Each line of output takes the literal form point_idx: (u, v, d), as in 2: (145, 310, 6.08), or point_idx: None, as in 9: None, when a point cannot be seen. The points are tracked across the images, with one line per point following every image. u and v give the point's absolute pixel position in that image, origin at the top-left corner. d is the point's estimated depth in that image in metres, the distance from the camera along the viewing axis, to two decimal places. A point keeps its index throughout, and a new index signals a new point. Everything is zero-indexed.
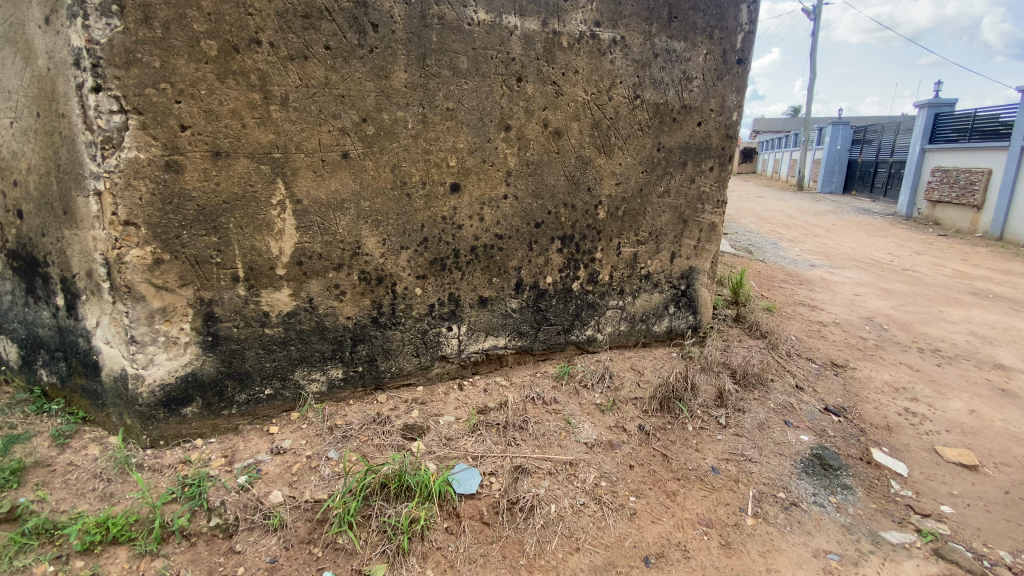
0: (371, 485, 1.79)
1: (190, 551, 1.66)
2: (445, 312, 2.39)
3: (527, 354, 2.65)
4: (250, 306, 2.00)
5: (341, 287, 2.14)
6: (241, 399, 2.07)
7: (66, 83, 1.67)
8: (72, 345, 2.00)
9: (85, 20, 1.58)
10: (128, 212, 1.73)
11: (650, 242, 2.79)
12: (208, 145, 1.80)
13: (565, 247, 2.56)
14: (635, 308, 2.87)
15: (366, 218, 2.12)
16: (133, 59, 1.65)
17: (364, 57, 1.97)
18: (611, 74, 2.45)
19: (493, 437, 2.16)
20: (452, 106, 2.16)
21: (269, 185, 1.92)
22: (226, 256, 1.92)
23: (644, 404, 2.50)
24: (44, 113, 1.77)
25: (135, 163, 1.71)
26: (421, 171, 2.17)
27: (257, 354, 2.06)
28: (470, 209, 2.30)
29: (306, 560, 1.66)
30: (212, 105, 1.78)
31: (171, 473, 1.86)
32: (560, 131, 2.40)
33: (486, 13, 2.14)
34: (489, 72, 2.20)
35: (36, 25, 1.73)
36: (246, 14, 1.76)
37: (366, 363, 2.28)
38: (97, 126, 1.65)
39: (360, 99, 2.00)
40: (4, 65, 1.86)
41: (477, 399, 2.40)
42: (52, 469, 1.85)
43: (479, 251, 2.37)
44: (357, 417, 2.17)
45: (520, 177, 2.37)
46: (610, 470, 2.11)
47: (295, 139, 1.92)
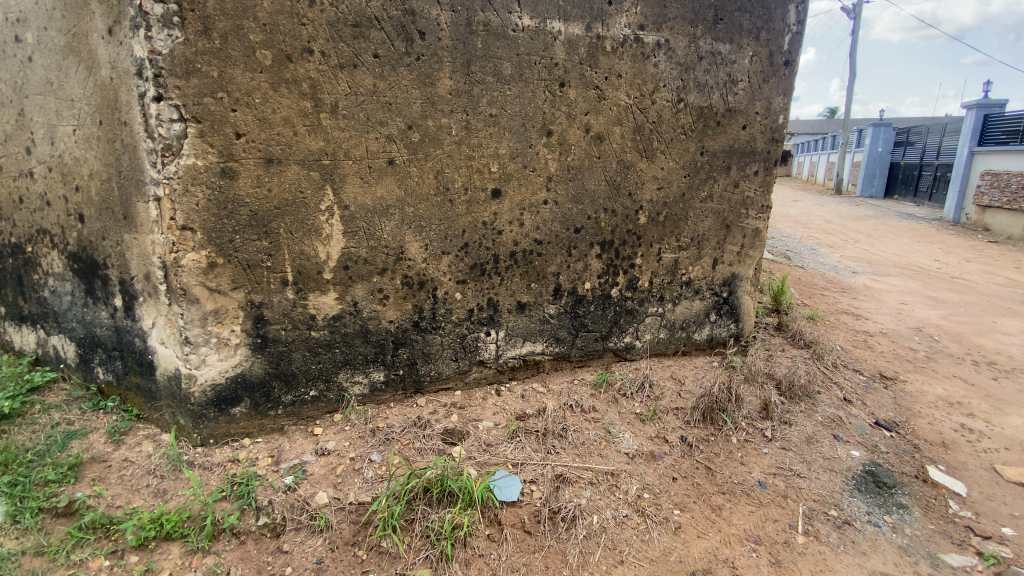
0: (414, 489, 1.79)
1: (240, 549, 1.71)
2: (484, 318, 2.38)
3: (565, 360, 2.62)
4: (297, 309, 2.04)
5: (384, 291, 2.16)
6: (287, 400, 2.11)
7: (129, 92, 1.74)
8: (128, 345, 2.07)
9: (148, 31, 1.64)
10: (185, 217, 1.79)
11: (692, 248, 2.73)
12: (261, 152, 1.85)
13: (604, 253, 2.53)
14: (675, 315, 2.81)
15: (409, 224, 2.13)
16: (192, 69, 1.71)
17: (411, 64, 1.99)
18: (654, 77, 2.42)
19: (533, 444, 2.14)
20: (495, 112, 2.17)
21: (318, 192, 1.96)
22: (276, 261, 1.96)
23: (686, 415, 2.44)
24: (107, 122, 1.84)
25: (193, 169, 1.76)
26: (463, 177, 2.17)
27: (304, 356, 2.10)
28: (511, 214, 2.30)
29: (351, 563, 1.68)
30: (265, 113, 1.82)
31: (221, 471, 1.91)
32: (602, 135, 2.38)
33: (531, 18, 2.14)
34: (533, 77, 2.20)
35: (99, 36, 1.79)
36: (299, 24, 1.81)
37: (407, 367, 2.30)
38: (158, 134, 1.71)
39: (406, 106, 2.02)
40: (66, 75, 1.91)
41: (515, 405, 2.38)
42: (108, 465, 1.92)
43: (519, 257, 2.36)
44: (398, 421, 2.19)
45: (561, 182, 2.36)
46: (652, 482, 2.06)
47: (343, 146, 1.96)
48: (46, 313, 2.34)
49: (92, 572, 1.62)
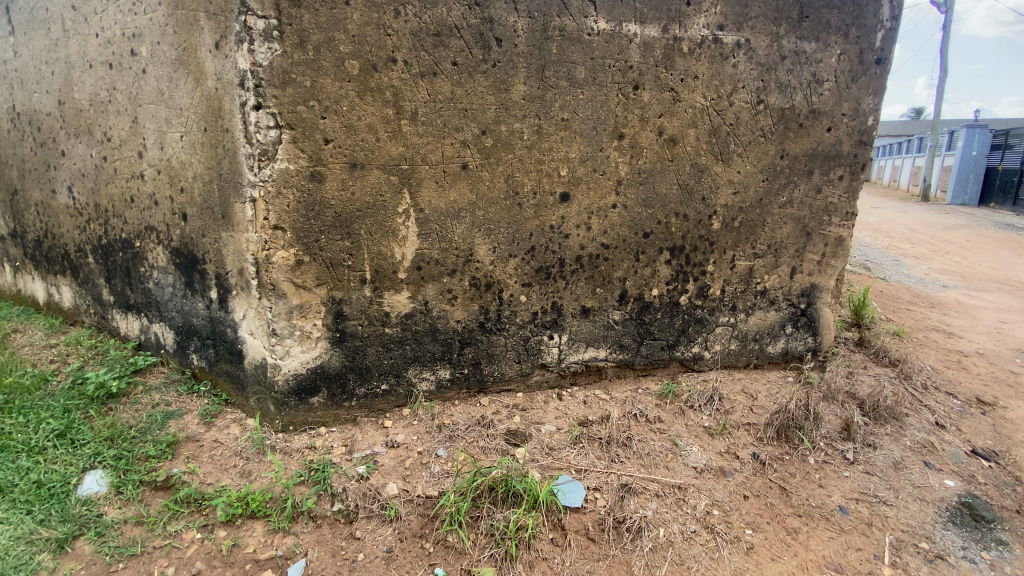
0: (479, 487, 1.83)
1: (316, 531, 1.80)
2: (548, 321, 2.39)
3: (629, 368, 2.58)
4: (373, 306, 2.13)
5: (453, 292, 2.22)
6: (360, 392, 2.20)
7: (231, 102, 1.88)
8: (221, 334, 2.24)
9: (251, 45, 1.77)
10: (277, 217, 1.91)
11: (768, 256, 2.61)
12: (346, 157, 1.95)
13: (673, 259, 2.47)
14: (747, 326, 2.70)
15: (479, 227, 2.18)
16: (288, 79, 1.83)
17: (487, 71, 2.04)
18: (732, 79, 2.34)
19: (596, 451, 2.11)
20: (568, 116, 2.17)
21: (396, 195, 2.04)
22: (356, 260, 2.06)
23: (758, 431, 2.33)
24: (210, 128, 2.00)
25: (285, 173, 1.88)
26: (533, 181, 2.19)
27: (377, 351, 2.19)
28: (578, 218, 2.29)
29: (419, 554, 1.74)
30: (351, 120, 1.92)
31: (299, 456, 2.02)
32: (675, 138, 2.33)
33: (607, 21, 2.13)
34: (606, 80, 2.19)
35: (206, 50, 1.94)
36: (385, 35, 1.90)
37: (472, 366, 2.34)
38: (256, 140, 1.84)
39: (481, 112, 2.07)
40: (176, 85, 2.09)
41: (578, 410, 2.36)
42: (200, 444, 2.08)
43: (585, 261, 2.35)
44: (462, 418, 2.23)
45: (631, 185, 2.32)
46: (722, 498, 1.99)
47: (421, 152, 2.03)
48: (149, 303, 2.57)
49: (186, 542, 1.76)
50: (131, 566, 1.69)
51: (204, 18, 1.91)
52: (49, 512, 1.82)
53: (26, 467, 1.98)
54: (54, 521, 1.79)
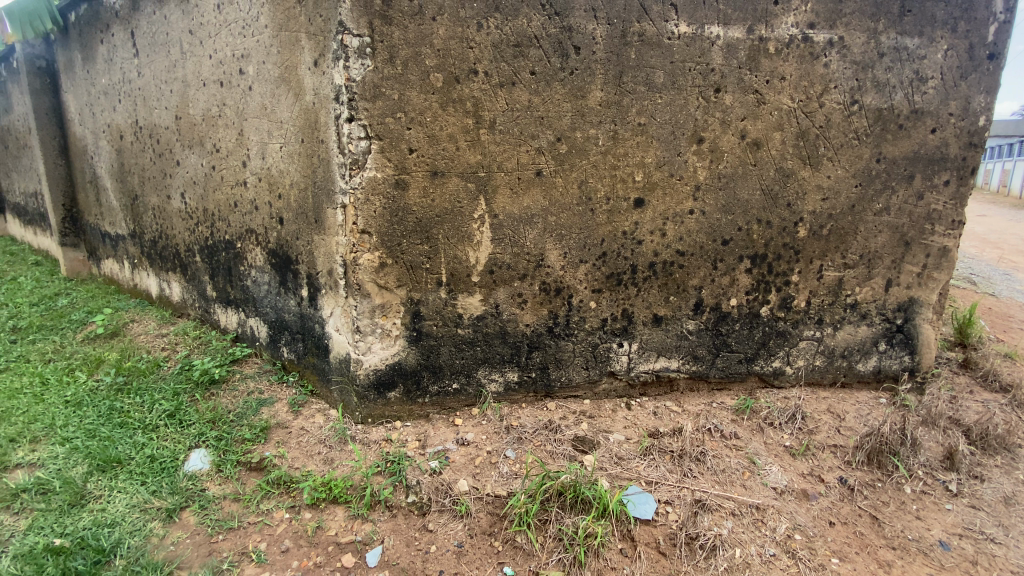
0: (548, 490, 1.84)
1: (392, 521, 1.89)
2: (618, 328, 2.36)
3: (702, 380, 2.50)
4: (448, 308, 2.21)
5: (524, 296, 2.25)
6: (433, 389, 2.28)
7: (327, 115, 2.02)
8: (310, 329, 2.41)
9: (347, 62, 1.91)
10: (364, 222, 2.04)
11: (859, 266, 2.45)
12: (428, 166, 2.04)
13: (754, 268, 2.38)
14: (835, 341, 2.54)
15: (551, 232, 2.20)
16: (378, 93, 1.95)
17: (564, 79, 2.07)
18: (823, 79, 2.23)
19: (667, 464, 2.06)
20: (644, 121, 2.15)
21: (473, 201, 2.11)
22: (434, 263, 2.15)
23: (846, 454, 2.18)
24: (307, 139, 2.16)
25: (373, 181, 2.00)
26: (607, 187, 2.19)
27: (450, 351, 2.26)
28: (653, 224, 2.25)
29: (488, 551, 1.78)
30: (434, 130, 2.02)
31: (377, 448, 2.13)
32: (759, 142, 2.24)
33: (688, 25, 2.10)
34: (686, 84, 2.15)
35: (306, 68, 2.11)
36: (468, 48, 1.98)
37: (540, 370, 2.36)
38: (349, 150, 1.98)
39: (557, 119, 2.10)
40: (278, 101, 2.28)
41: (648, 421, 2.31)
42: (288, 431, 2.25)
43: (659, 268, 2.31)
44: (530, 421, 2.25)
45: (710, 191, 2.26)
46: (805, 523, 1.89)
47: (498, 160, 2.09)
48: (247, 299, 2.81)
49: (276, 520, 1.91)
50: (229, 538, 1.85)
51: (305, 38, 2.08)
52: (160, 484, 2.04)
53: (142, 443, 2.23)
54: (165, 492, 2.00)
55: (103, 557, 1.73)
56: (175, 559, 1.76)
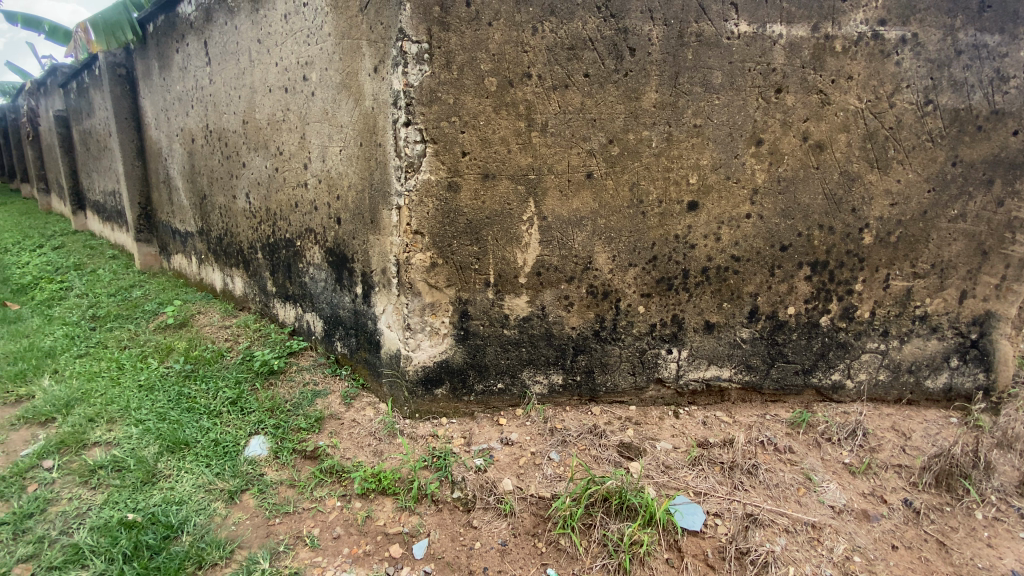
0: (594, 495, 1.83)
1: (438, 515, 1.94)
2: (667, 334, 2.32)
3: (755, 391, 2.42)
4: (496, 309, 2.24)
5: (570, 298, 2.25)
6: (479, 388, 2.32)
7: (385, 119, 2.10)
8: (363, 325, 2.50)
9: (405, 68, 1.97)
10: (418, 223, 2.10)
11: (931, 276, 2.31)
12: (480, 169, 2.08)
13: (814, 275, 2.28)
14: (900, 355, 2.40)
15: (600, 235, 2.19)
16: (434, 97, 2.00)
17: (618, 80, 2.06)
18: (894, 78, 2.12)
19: (717, 475, 2.01)
20: (700, 122, 2.11)
21: (522, 204, 2.13)
22: (483, 264, 2.18)
23: (911, 475, 2.06)
24: (366, 143, 2.25)
25: (427, 183, 2.06)
26: (659, 190, 2.16)
27: (496, 351, 2.29)
28: (706, 228, 2.21)
29: (532, 552, 1.79)
30: (487, 133, 2.05)
31: (424, 443, 2.19)
32: (822, 144, 2.16)
33: (749, 24, 2.05)
34: (745, 85, 2.10)
35: (366, 74, 2.19)
36: (523, 52, 2.00)
37: (585, 374, 2.35)
38: (405, 153, 2.04)
39: (610, 121, 2.09)
40: (339, 106, 2.38)
41: (696, 429, 2.26)
42: (341, 422, 2.34)
43: (711, 273, 2.26)
44: (574, 424, 2.25)
45: (768, 195, 2.20)
46: (865, 545, 1.79)
47: (549, 162, 2.10)
48: (304, 294, 2.95)
49: (329, 508, 1.99)
50: (286, 522, 1.94)
51: (366, 45, 2.16)
52: (223, 467, 2.17)
53: (207, 427, 2.38)
54: (227, 475, 2.13)
55: (172, 533, 1.85)
56: (237, 538, 1.86)
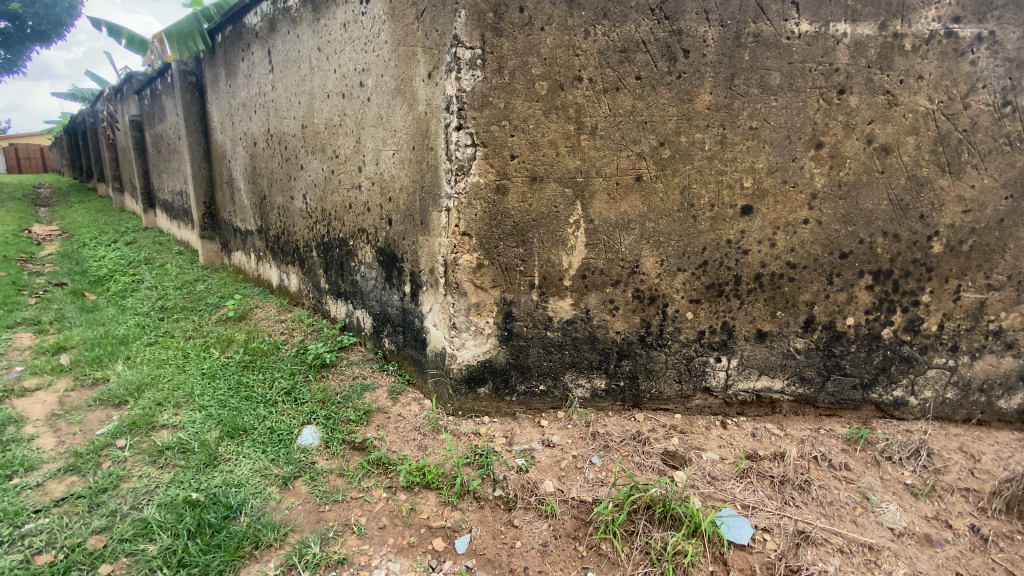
0: (636, 501, 1.82)
1: (479, 512, 1.97)
2: (717, 342, 2.27)
3: (809, 404, 2.33)
4: (539, 311, 2.25)
5: (615, 302, 2.24)
6: (521, 389, 2.34)
7: (437, 123, 2.15)
8: (410, 323, 2.57)
9: (459, 74, 2.02)
10: (466, 225, 2.14)
11: (1007, 288, 2.18)
12: (528, 171, 2.10)
13: (876, 285, 2.19)
14: (971, 372, 2.27)
15: (648, 239, 2.17)
16: (486, 102, 2.04)
17: (671, 83, 2.04)
18: (969, 77, 2.02)
19: (766, 489, 1.95)
20: (756, 125, 2.07)
21: (569, 207, 2.14)
22: (528, 266, 2.20)
23: (981, 500, 1.93)
24: (418, 147, 2.31)
25: (477, 186, 2.10)
26: (711, 194, 2.12)
27: (539, 353, 2.30)
28: (761, 233, 2.15)
29: (572, 555, 1.79)
30: (536, 137, 2.07)
31: (466, 440, 2.23)
32: (888, 147, 2.08)
33: (811, 23, 1.99)
34: (806, 86, 2.04)
35: (420, 80, 2.26)
36: (574, 55, 2.01)
37: (629, 380, 2.32)
38: (455, 157, 2.09)
39: (661, 124, 2.07)
40: (393, 111, 2.47)
41: (744, 441, 2.19)
42: (387, 416, 2.42)
43: (765, 280, 2.20)
44: (617, 430, 2.23)
45: (828, 200, 2.12)
46: (927, 571, 1.69)
47: (597, 165, 2.10)
48: (355, 292, 3.06)
49: (375, 498, 2.06)
50: (334, 509, 2.02)
51: (421, 52, 2.23)
52: (278, 453, 2.28)
53: (263, 415, 2.52)
54: (282, 461, 2.24)
55: (231, 513, 1.96)
56: (289, 522, 1.95)
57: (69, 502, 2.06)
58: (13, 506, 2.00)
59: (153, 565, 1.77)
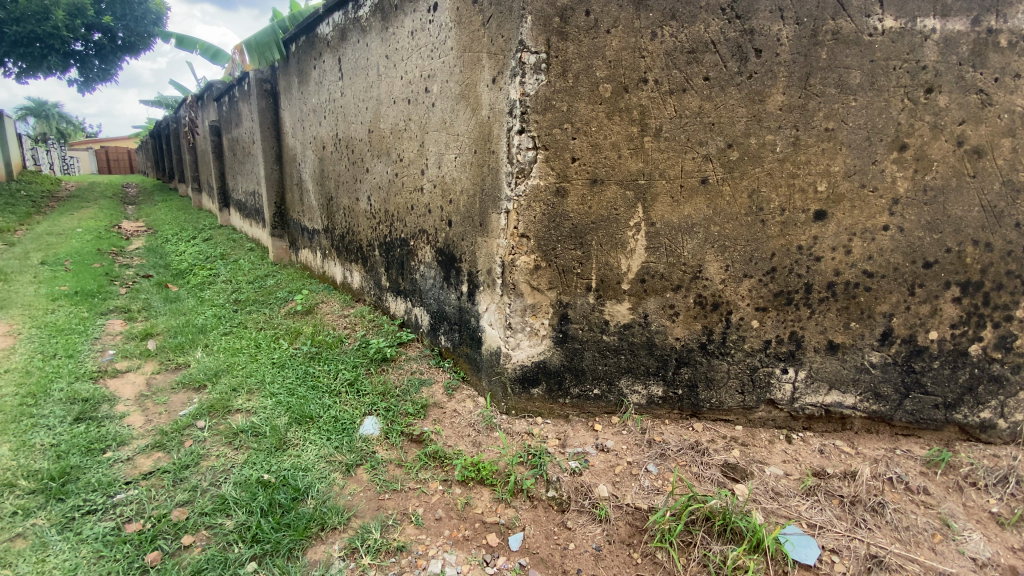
0: (695, 512, 1.78)
1: (532, 511, 1.98)
2: (783, 352, 2.18)
3: (883, 422, 2.20)
4: (596, 314, 2.24)
5: (676, 308, 2.19)
6: (574, 392, 2.33)
7: (500, 127, 2.19)
8: (467, 322, 2.63)
9: (523, 78, 2.05)
10: (525, 227, 2.16)
11: None
12: (588, 174, 2.10)
13: (964, 297, 2.05)
14: None
15: (712, 244, 2.12)
16: (549, 106, 2.06)
17: (741, 83, 1.98)
18: None
19: (834, 509, 1.85)
20: (833, 126, 1.98)
21: (630, 209, 2.12)
22: (585, 268, 2.19)
23: None
24: (480, 150, 2.37)
25: (537, 188, 2.12)
26: (781, 197, 2.05)
27: (594, 356, 2.29)
28: (835, 239, 2.05)
29: (626, 561, 1.76)
30: (598, 139, 2.07)
31: (519, 439, 2.26)
32: (981, 150, 1.96)
33: (896, 19, 1.90)
34: (888, 85, 1.94)
35: (484, 85, 2.31)
36: (640, 57, 2.00)
37: (687, 388, 2.27)
38: (517, 160, 2.12)
39: (729, 125, 2.02)
40: (457, 115, 2.54)
41: (810, 457, 2.09)
42: (443, 411, 2.50)
43: (838, 289, 2.09)
44: (673, 438, 2.18)
45: (911, 205, 2.01)
46: None
47: (661, 168, 2.07)
48: (414, 290, 3.17)
49: (431, 490, 2.12)
50: (393, 498, 2.10)
51: (486, 57, 2.28)
52: (342, 441, 2.40)
53: (329, 404, 2.66)
54: (345, 449, 2.35)
55: (299, 495, 2.08)
56: (352, 508, 2.04)
57: (156, 476, 2.26)
58: (108, 477, 2.21)
59: (230, 538, 1.90)
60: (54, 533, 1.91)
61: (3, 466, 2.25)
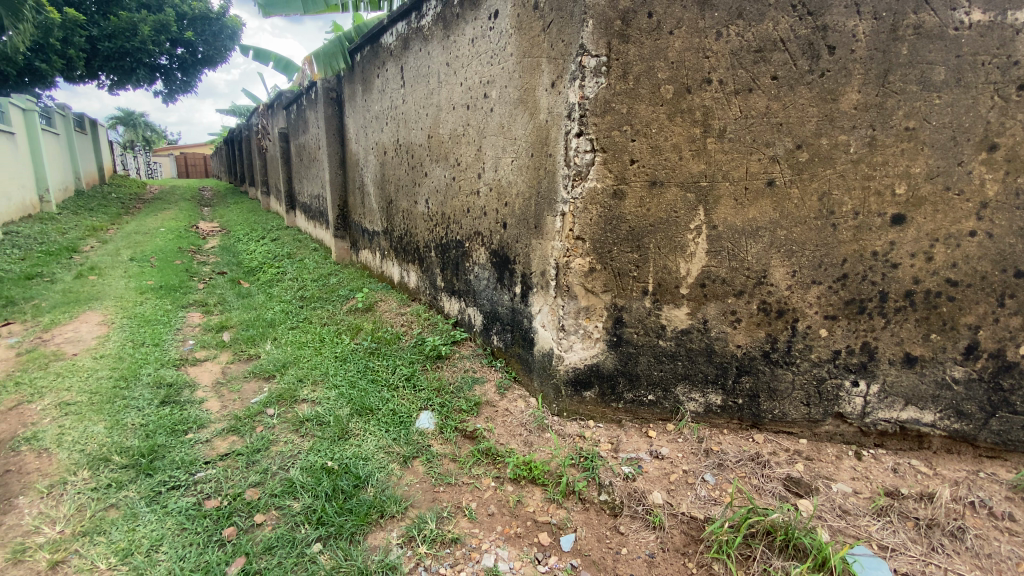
0: (755, 526, 1.73)
1: (584, 513, 1.99)
2: (854, 364, 2.07)
3: (966, 442, 2.06)
4: (651, 318, 2.21)
5: (737, 314, 2.13)
6: (628, 397, 2.31)
7: (559, 131, 2.21)
8: (519, 323, 2.67)
9: (582, 81, 2.05)
10: (580, 230, 2.16)
11: None
12: (647, 175, 2.08)
13: None
14: None
15: (778, 248, 2.04)
16: (608, 108, 2.05)
17: (812, 82, 1.91)
18: None
19: (909, 532, 1.73)
20: (914, 125, 1.87)
21: (690, 212, 2.08)
22: (642, 272, 2.17)
23: None
24: (537, 154, 2.40)
25: (593, 191, 2.12)
26: (855, 200, 1.95)
27: (649, 361, 2.26)
28: (914, 245, 1.93)
29: (681, 570, 1.72)
30: (658, 141, 2.05)
31: (571, 442, 2.27)
32: None
33: (985, 12, 1.77)
34: (977, 81, 1.81)
35: (543, 89, 2.34)
36: (703, 58, 1.96)
37: (748, 398, 2.20)
38: (574, 163, 2.12)
39: (798, 125, 1.94)
40: (515, 120, 2.59)
41: (882, 476, 1.98)
42: (495, 409, 2.55)
43: (917, 298, 1.97)
44: (732, 449, 2.12)
45: (1002, 210, 1.86)
46: None
47: (723, 169, 2.02)
48: (468, 290, 3.25)
49: (484, 486, 2.17)
50: (448, 491, 2.16)
51: (546, 62, 2.31)
52: (399, 434, 2.50)
53: (387, 398, 2.78)
54: (402, 441, 2.45)
55: (360, 483, 2.19)
56: (408, 498, 2.12)
57: (231, 457, 2.44)
58: (190, 456, 2.42)
59: (297, 519, 2.02)
60: (143, 505, 2.11)
61: (102, 442, 2.50)
